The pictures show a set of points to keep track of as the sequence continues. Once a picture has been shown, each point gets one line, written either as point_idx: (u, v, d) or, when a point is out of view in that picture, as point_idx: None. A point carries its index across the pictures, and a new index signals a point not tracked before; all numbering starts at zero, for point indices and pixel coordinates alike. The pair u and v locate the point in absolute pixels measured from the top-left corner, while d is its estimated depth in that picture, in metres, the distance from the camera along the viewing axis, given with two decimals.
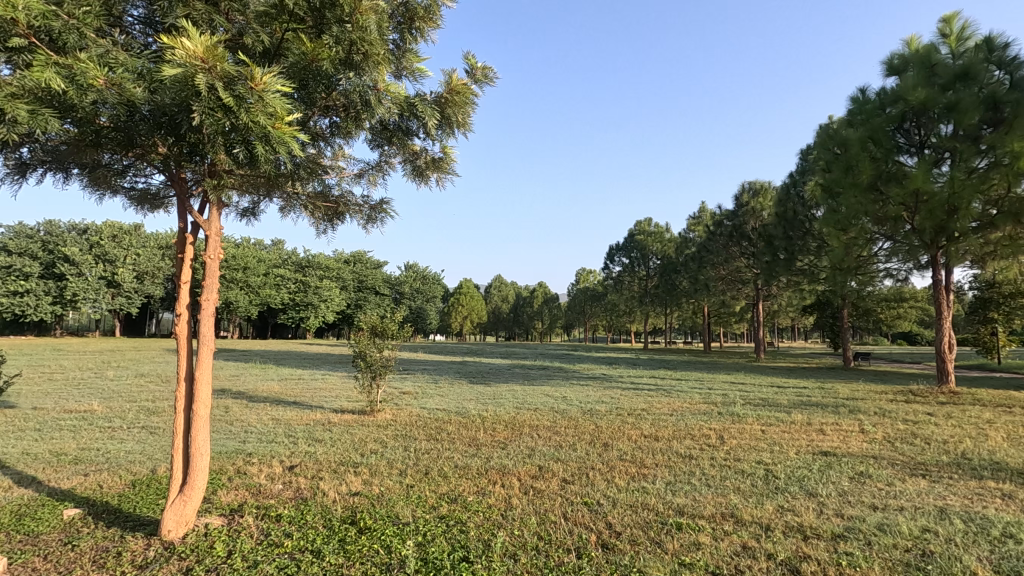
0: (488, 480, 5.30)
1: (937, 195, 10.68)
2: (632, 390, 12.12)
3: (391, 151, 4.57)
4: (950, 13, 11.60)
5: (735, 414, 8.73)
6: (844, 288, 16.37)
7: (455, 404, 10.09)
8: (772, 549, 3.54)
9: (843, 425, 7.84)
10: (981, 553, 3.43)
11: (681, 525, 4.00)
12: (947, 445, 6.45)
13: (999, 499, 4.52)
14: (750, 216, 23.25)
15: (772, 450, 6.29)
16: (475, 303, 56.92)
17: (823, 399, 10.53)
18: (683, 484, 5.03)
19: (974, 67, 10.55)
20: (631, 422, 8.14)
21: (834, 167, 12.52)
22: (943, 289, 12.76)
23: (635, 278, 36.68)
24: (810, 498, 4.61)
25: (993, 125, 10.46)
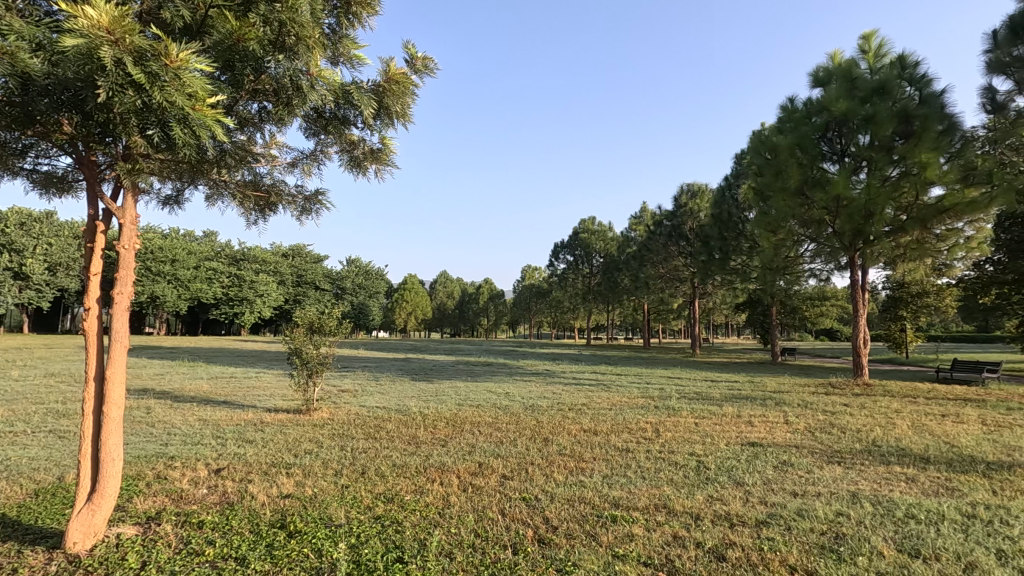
0: (427, 478, 5.22)
1: (856, 200, 11.43)
2: (574, 386, 12.31)
3: (329, 141, 4.40)
4: (869, 31, 12.41)
5: (670, 408, 9.04)
6: (773, 286, 17.27)
7: (395, 401, 9.89)
8: (701, 537, 3.67)
9: (769, 416, 8.26)
10: (886, 533, 3.69)
11: (616, 517, 4.08)
12: (860, 434, 6.93)
13: (903, 482, 4.90)
14: (688, 217, 24.12)
15: (704, 442, 6.54)
16: (419, 299, 56.20)
17: (752, 392, 11.07)
18: (619, 477, 5.13)
19: (889, 82, 11.33)
20: (571, 417, 8.28)
21: (765, 172, 13.14)
22: (860, 289, 13.68)
23: (579, 275, 37.36)
24: (738, 487, 4.82)
25: (904, 137, 11.31)
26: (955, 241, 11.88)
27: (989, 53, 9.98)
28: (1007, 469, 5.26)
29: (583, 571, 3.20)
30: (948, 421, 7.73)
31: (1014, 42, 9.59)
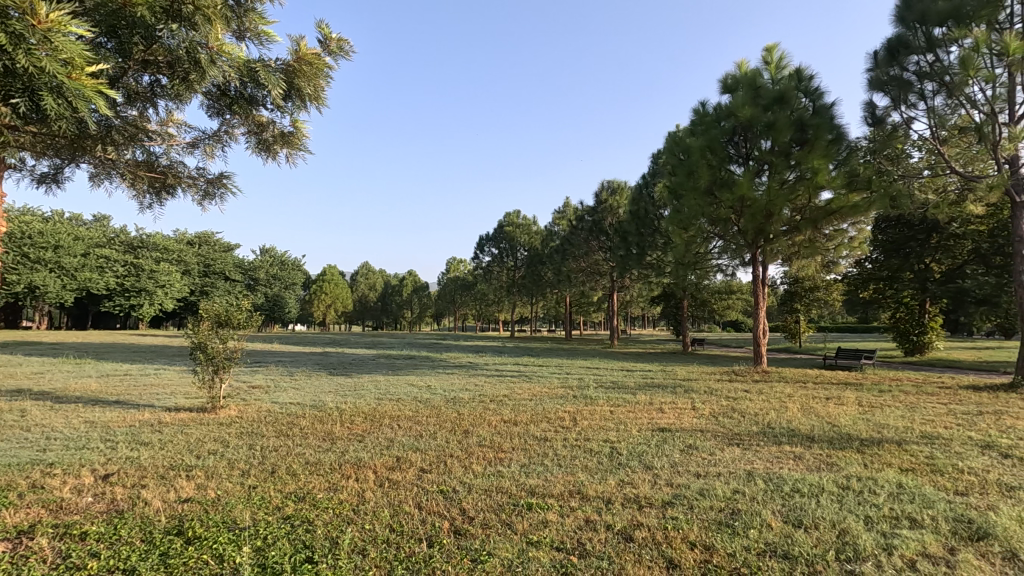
0: (342, 475, 5.06)
1: (758, 201, 12.32)
2: (496, 378, 12.41)
3: (235, 121, 4.12)
4: (772, 44, 13.32)
5: (588, 397, 9.35)
6: (685, 280, 18.26)
7: (311, 397, 9.52)
8: (611, 520, 3.83)
9: (679, 403, 8.76)
10: (775, 507, 4.03)
11: (532, 505, 4.17)
12: (757, 417, 7.50)
13: (791, 460, 5.37)
14: (609, 213, 24.89)
15: (618, 429, 6.81)
16: (340, 291, 54.37)
17: (664, 381, 11.68)
18: (536, 466, 5.25)
19: (788, 92, 12.24)
20: (492, 409, 8.34)
21: (678, 171, 13.83)
22: (761, 283, 14.78)
23: (504, 268, 37.64)
24: (647, 471, 5.07)
25: (800, 144, 12.32)
26: (841, 241, 13.11)
27: (871, 71, 11.05)
28: (877, 445, 5.90)
29: (497, 561, 3.23)
30: (831, 404, 8.56)
31: (891, 63, 10.68)
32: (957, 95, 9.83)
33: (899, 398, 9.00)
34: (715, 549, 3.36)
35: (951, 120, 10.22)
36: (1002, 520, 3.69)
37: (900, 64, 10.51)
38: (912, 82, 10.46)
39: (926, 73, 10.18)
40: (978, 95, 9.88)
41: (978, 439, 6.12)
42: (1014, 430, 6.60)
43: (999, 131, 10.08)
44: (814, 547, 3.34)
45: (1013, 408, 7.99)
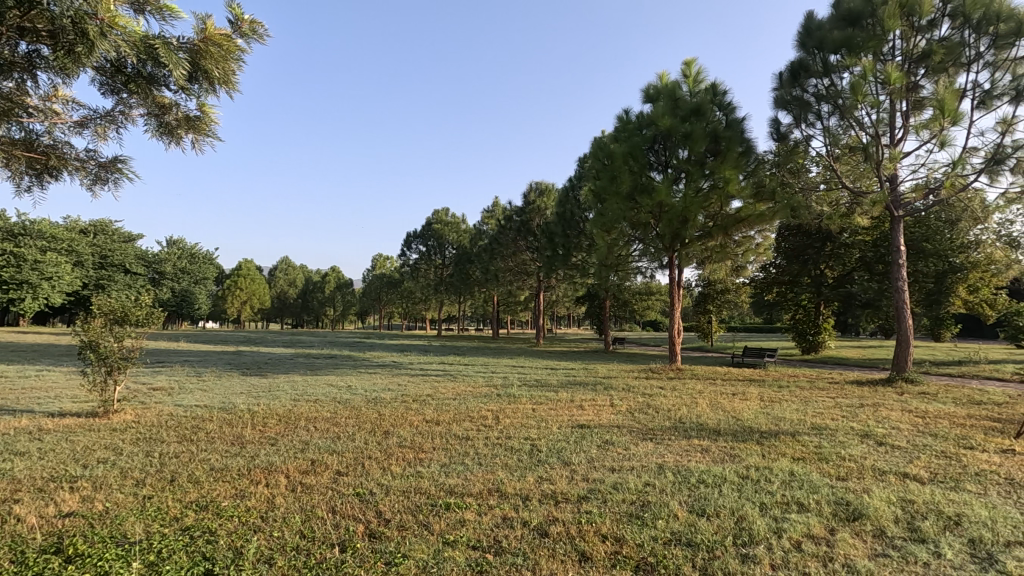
0: (250, 480, 4.81)
1: (675, 207, 12.97)
2: (420, 377, 12.27)
3: (133, 102, 3.80)
4: (690, 58, 14.04)
5: (511, 396, 9.45)
6: (608, 281, 18.89)
7: (219, 399, 8.94)
8: (528, 517, 3.89)
9: (598, 400, 9.04)
10: (683, 498, 4.25)
11: (450, 505, 4.15)
12: (670, 412, 7.89)
13: (699, 453, 5.69)
14: (536, 214, 25.19)
15: (539, 427, 6.94)
16: (256, 287, 51.59)
17: (585, 378, 12.04)
18: (456, 465, 5.24)
19: (703, 105, 12.96)
20: (414, 409, 8.23)
21: (602, 176, 14.30)
22: (677, 286, 15.55)
23: (431, 266, 37.31)
24: (564, 467, 5.19)
25: (714, 155, 13.10)
26: (748, 247, 14.04)
27: (776, 91, 11.93)
28: (774, 436, 6.39)
29: (412, 562, 3.19)
30: (736, 399, 9.15)
31: (793, 84, 11.59)
32: (849, 117, 10.83)
33: (795, 393, 9.80)
34: (625, 540, 3.50)
35: (842, 139, 11.24)
36: (875, 501, 4.12)
37: (801, 85, 11.44)
38: (811, 103, 11.41)
39: (823, 95, 11.14)
40: (865, 118, 10.93)
41: (859, 429, 6.77)
42: (888, 420, 7.37)
43: (882, 152, 11.23)
44: (714, 534, 3.56)
45: (889, 400, 8.93)
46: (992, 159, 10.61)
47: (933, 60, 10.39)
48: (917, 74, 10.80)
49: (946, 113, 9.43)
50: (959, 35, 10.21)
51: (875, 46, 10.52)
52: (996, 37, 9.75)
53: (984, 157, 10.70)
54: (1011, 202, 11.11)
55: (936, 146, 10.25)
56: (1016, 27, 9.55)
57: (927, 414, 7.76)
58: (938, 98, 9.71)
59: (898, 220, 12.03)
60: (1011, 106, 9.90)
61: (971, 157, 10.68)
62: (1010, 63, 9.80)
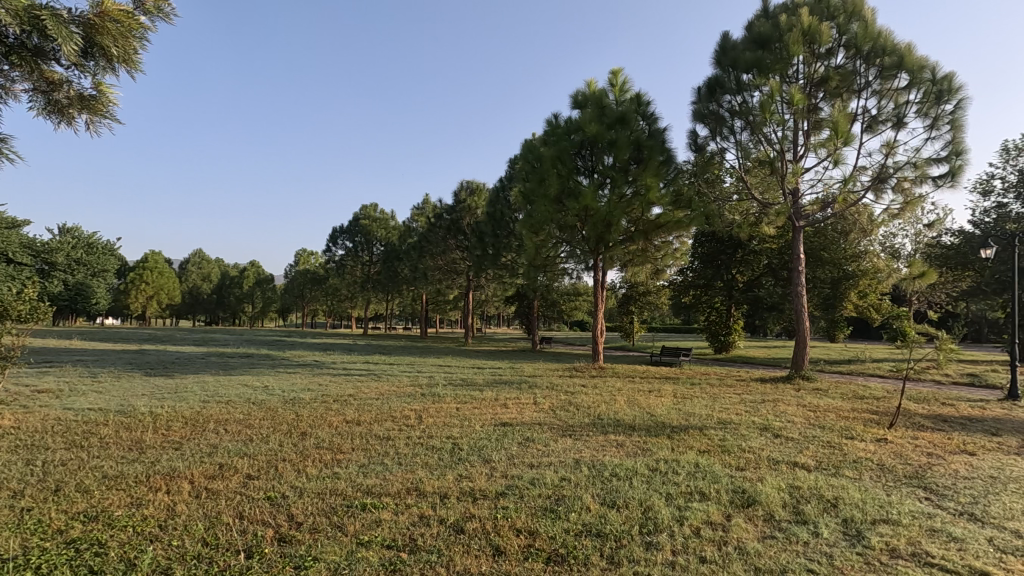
0: (148, 488, 4.49)
1: (599, 211, 13.39)
2: (342, 377, 11.94)
3: (14, 75, 3.43)
4: (617, 68, 14.54)
5: (436, 395, 9.41)
6: (536, 282, 19.21)
7: (117, 401, 8.27)
8: (445, 514, 3.91)
9: (522, 398, 9.16)
10: (596, 491, 4.43)
11: (366, 505, 4.09)
12: (590, 410, 8.14)
13: (614, 447, 5.95)
14: (466, 213, 25.18)
15: (461, 425, 6.95)
16: (165, 281, 48.02)
17: (511, 377, 12.16)
18: (375, 465, 5.16)
19: (628, 114, 13.49)
20: (335, 409, 8.02)
21: (531, 178, 14.52)
22: (602, 287, 16.06)
23: (358, 262, 36.33)
24: (485, 464, 5.25)
25: (636, 163, 13.64)
26: (667, 252, 14.79)
27: (695, 104, 12.63)
28: (684, 431, 6.78)
29: (323, 564, 3.13)
30: (653, 396, 9.60)
31: (709, 99, 12.31)
32: (758, 132, 11.65)
33: (706, 390, 10.42)
34: (538, 534, 3.61)
35: (753, 153, 12.05)
36: (766, 488, 4.48)
37: (717, 100, 12.17)
38: (726, 118, 12.17)
39: (736, 111, 11.89)
40: (773, 134, 11.80)
41: (759, 423, 7.33)
42: (785, 414, 8.03)
43: (786, 166, 12.16)
44: (622, 524, 3.74)
45: (786, 396, 9.71)
46: (877, 178, 11.79)
47: (831, 85, 11.40)
48: (817, 97, 11.81)
49: (840, 134, 10.39)
50: (852, 64, 11.24)
51: (782, 68, 11.39)
52: (882, 68, 10.85)
53: (871, 176, 11.87)
54: (893, 217, 12.36)
55: (831, 163, 11.25)
56: (899, 61, 10.67)
57: (819, 408, 8.51)
58: (834, 119, 10.66)
59: (800, 230, 13.01)
60: (892, 131, 11.05)
61: (861, 174, 11.81)
62: (892, 92, 10.93)
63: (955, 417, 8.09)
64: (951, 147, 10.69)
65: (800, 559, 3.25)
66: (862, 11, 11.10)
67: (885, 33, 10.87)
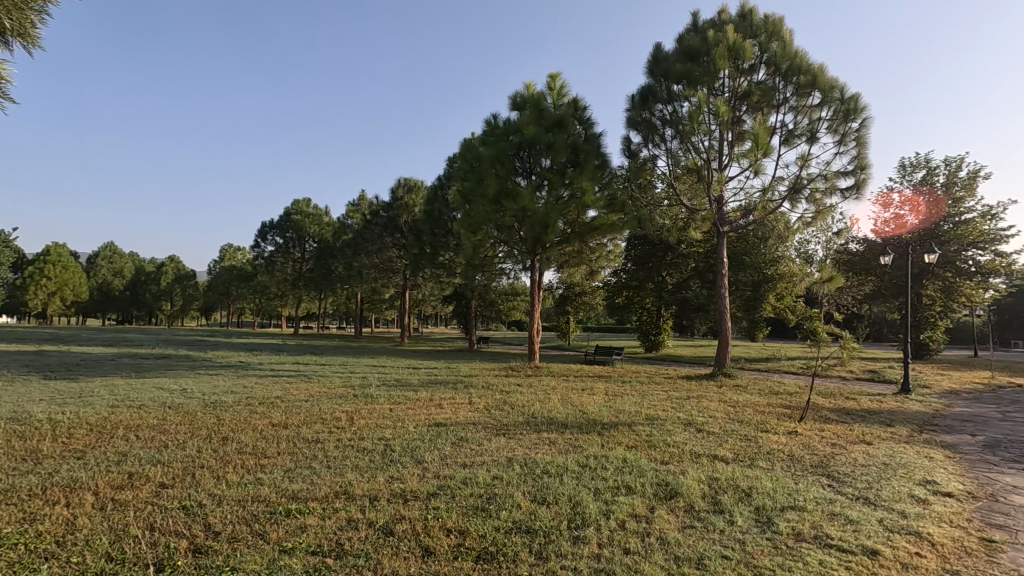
0: (44, 502, 4.12)
1: (537, 212, 13.56)
2: (270, 378, 11.44)
3: None
4: (555, 72, 14.80)
5: (369, 396, 9.21)
6: (474, 281, 19.20)
7: (10, 408, 7.52)
8: (374, 517, 3.84)
9: (457, 398, 9.15)
10: (527, 488, 4.49)
11: (291, 511, 3.94)
12: (524, 408, 8.25)
13: (546, 445, 6.05)
14: (404, 211, 24.84)
15: (394, 426, 6.85)
16: (71, 276, 44.11)
17: (446, 377, 12.08)
18: (302, 469, 4.99)
19: (565, 118, 13.74)
20: (260, 411, 7.69)
21: (469, 178, 14.48)
22: (538, 287, 16.27)
23: (289, 259, 34.84)
24: (417, 465, 5.20)
25: (573, 166, 13.92)
26: (601, 254, 15.17)
27: (629, 111, 13.05)
28: (614, 427, 7.00)
29: None
30: (586, 394, 9.83)
31: (642, 107, 12.75)
32: (687, 141, 12.18)
33: (636, 388, 10.79)
34: (468, 533, 3.61)
35: (682, 160, 12.60)
36: (688, 480, 4.71)
37: (649, 109, 12.62)
38: (658, 127, 12.66)
39: (667, 119, 12.39)
40: (700, 143, 12.38)
41: (683, 418, 7.68)
42: (707, 409, 8.46)
43: (711, 175, 12.80)
44: (551, 520, 3.82)
45: (709, 393, 10.22)
46: (793, 188, 12.64)
47: (752, 99, 12.12)
48: (740, 110, 12.52)
49: (760, 146, 11.06)
50: (772, 81, 11.99)
51: (709, 81, 11.97)
52: (798, 86, 11.64)
53: (788, 186, 12.71)
54: (806, 225, 13.29)
55: (752, 173, 11.95)
56: (812, 80, 11.49)
57: (738, 403, 9.04)
58: (755, 132, 11.33)
59: (724, 235, 13.72)
60: (806, 145, 11.88)
61: (778, 185, 12.63)
62: (807, 109, 11.75)
63: (857, 410, 8.81)
64: (856, 162, 11.63)
65: (716, 546, 3.44)
66: (781, 31, 11.87)
67: (800, 53, 11.67)
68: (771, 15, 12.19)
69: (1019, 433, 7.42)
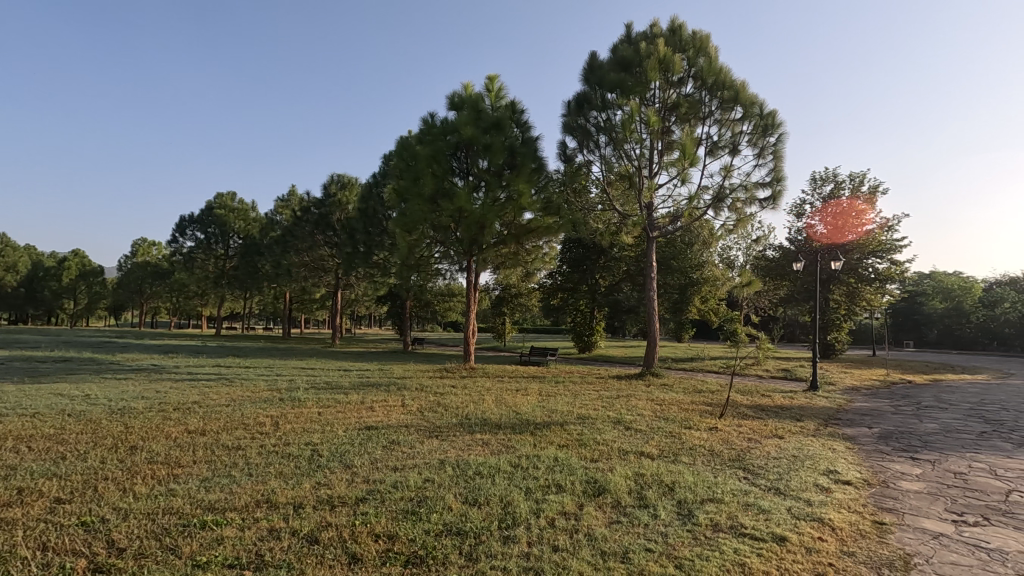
0: None
1: (473, 213, 13.55)
2: (188, 382, 10.74)
3: None
4: (493, 74, 14.84)
5: (295, 400, 8.84)
6: (409, 282, 18.89)
7: None
8: (297, 525, 3.70)
9: (389, 400, 8.97)
10: (458, 490, 4.47)
11: (206, 523, 3.72)
12: (458, 410, 8.21)
13: (479, 446, 6.05)
14: (336, 208, 24.10)
15: (323, 431, 6.61)
16: None
17: (379, 379, 11.81)
18: (221, 478, 4.72)
19: (503, 120, 13.81)
20: (175, 418, 7.20)
21: (405, 176, 14.24)
22: (474, 288, 16.25)
23: (210, 256, 32.86)
24: (345, 470, 5.05)
25: (510, 168, 14.02)
26: (537, 256, 15.37)
27: (564, 117, 13.31)
28: (546, 427, 7.10)
29: None
30: (520, 395, 9.90)
31: (578, 113, 13.04)
32: (620, 148, 12.58)
33: (568, 388, 11.00)
34: (397, 537, 3.55)
35: (615, 167, 13.00)
36: (615, 477, 4.86)
37: (584, 115, 12.93)
38: (593, 133, 12.98)
39: (601, 126, 12.73)
40: (632, 151, 12.81)
41: (612, 417, 7.91)
42: (635, 408, 8.76)
43: (642, 182, 13.28)
44: (482, 521, 3.82)
45: (638, 392, 10.58)
46: (716, 197, 13.33)
47: (681, 111, 12.69)
48: (670, 121, 13.07)
49: (687, 155, 11.59)
50: (699, 94, 12.60)
51: (641, 91, 12.42)
52: (722, 100, 12.30)
53: (712, 195, 13.39)
54: (729, 232, 14.05)
55: (680, 181, 12.50)
56: (735, 95, 12.18)
57: (664, 402, 9.42)
58: (683, 142, 11.86)
59: (653, 240, 14.25)
60: (729, 156, 12.58)
61: (703, 193, 13.28)
62: (730, 122, 12.44)
63: (771, 406, 9.41)
64: (773, 175, 12.43)
65: (640, 540, 3.57)
66: (707, 47, 12.49)
67: (724, 70, 12.34)
68: (699, 31, 12.82)
69: (908, 425, 8.21)
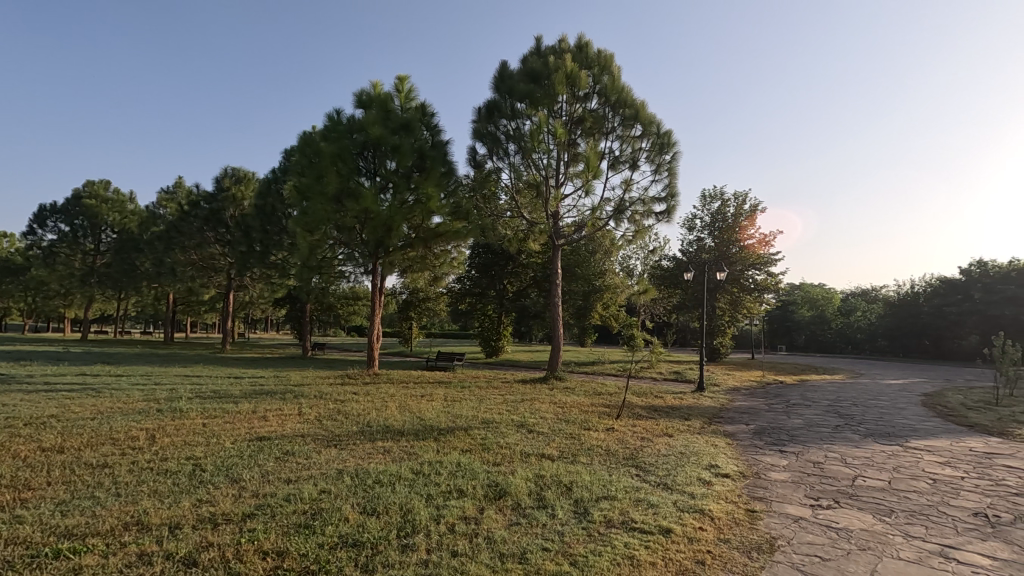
0: None
1: (380, 214, 13.24)
2: (44, 394, 9.47)
3: None
4: (403, 75, 14.62)
5: (176, 410, 8.10)
6: (309, 284, 18.01)
7: None
8: (173, 547, 3.39)
9: (284, 409, 8.48)
10: (355, 500, 4.32)
11: (63, 551, 3.31)
12: (359, 417, 7.93)
13: (379, 454, 5.89)
14: (230, 204, 22.48)
15: (207, 443, 6.12)
16: None
17: (274, 387, 11.12)
18: (81, 501, 4.21)
19: (412, 122, 13.65)
20: (25, 434, 6.31)
21: (307, 173, 13.59)
22: (380, 292, 15.83)
23: (77, 250, 29.28)
24: (232, 485, 4.71)
25: (419, 171, 13.87)
26: (445, 260, 15.27)
27: (475, 123, 13.42)
28: (449, 432, 7.06)
29: None
30: (425, 400, 9.77)
31: (488, 120, 13.19)
32: (528, 157, 12.87)
33: (474, 393, 11.02)
34: (287, 553, 3.37)
35: (524, 175, 13.28)
36: (516, 480, 4.95)
37: (494, 123, 13.11)
38: (502, 141, 13.17)
39: (511, 135, 12.96)
40: (540, 161, 13.15)
41: (516, 420, 8.02)
42: (538, 411, 8.95)
43: (549, 191, 13.67)
44: (380, 530, 3.74)
45: (542, 395, 10.82)
46: (617, 209, 14.03)
47: (586, 125, 13.25)
48: (576, 133, 13.58)
49: (591, 168, 12.11)
50: (602, 110, 13.22)
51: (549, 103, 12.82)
52: (624, 117, 13.00)
53: (613, 207, 14.08)
54: (628, 243, 14.81)
55: (584, 192, 13.02)
56: (635, 114, 12.93)
57: (566, 404, 9.71)
58: (588, 155, 12.38)
59: (559, 248, 14.69)
60: (629, 171, 13.30)
61: (605, 205, 13.92)
62: (630, 139, 13.16)
63: (663, 407, 10.02)
64: (668, 190, 13.31)
65: (537, 540, 3.65)
66: (611, 67, 13.16)
67: (626, 89, 13.06)
68: (604, 50, 13.47)
69: (778, 421, 9.09)
